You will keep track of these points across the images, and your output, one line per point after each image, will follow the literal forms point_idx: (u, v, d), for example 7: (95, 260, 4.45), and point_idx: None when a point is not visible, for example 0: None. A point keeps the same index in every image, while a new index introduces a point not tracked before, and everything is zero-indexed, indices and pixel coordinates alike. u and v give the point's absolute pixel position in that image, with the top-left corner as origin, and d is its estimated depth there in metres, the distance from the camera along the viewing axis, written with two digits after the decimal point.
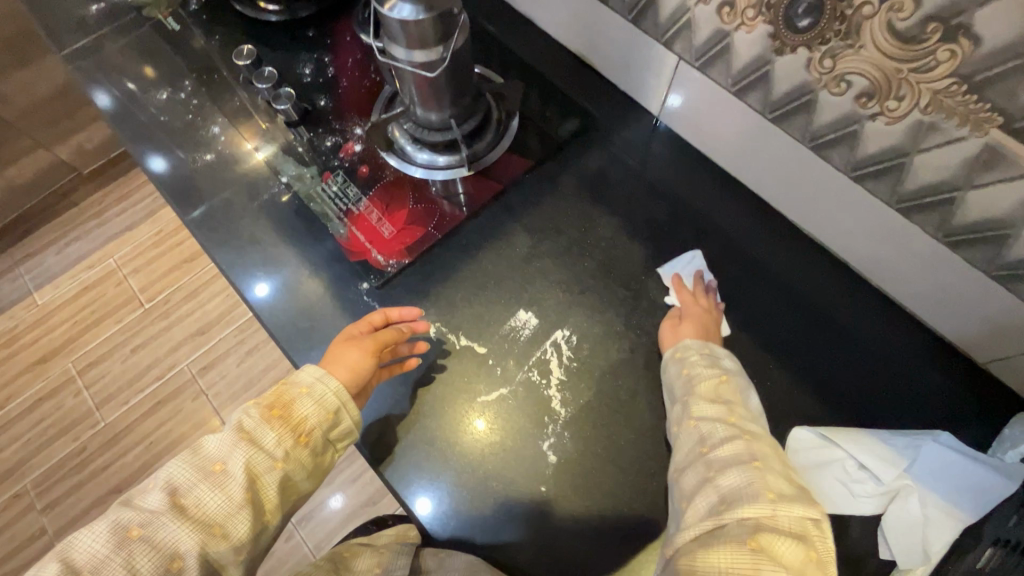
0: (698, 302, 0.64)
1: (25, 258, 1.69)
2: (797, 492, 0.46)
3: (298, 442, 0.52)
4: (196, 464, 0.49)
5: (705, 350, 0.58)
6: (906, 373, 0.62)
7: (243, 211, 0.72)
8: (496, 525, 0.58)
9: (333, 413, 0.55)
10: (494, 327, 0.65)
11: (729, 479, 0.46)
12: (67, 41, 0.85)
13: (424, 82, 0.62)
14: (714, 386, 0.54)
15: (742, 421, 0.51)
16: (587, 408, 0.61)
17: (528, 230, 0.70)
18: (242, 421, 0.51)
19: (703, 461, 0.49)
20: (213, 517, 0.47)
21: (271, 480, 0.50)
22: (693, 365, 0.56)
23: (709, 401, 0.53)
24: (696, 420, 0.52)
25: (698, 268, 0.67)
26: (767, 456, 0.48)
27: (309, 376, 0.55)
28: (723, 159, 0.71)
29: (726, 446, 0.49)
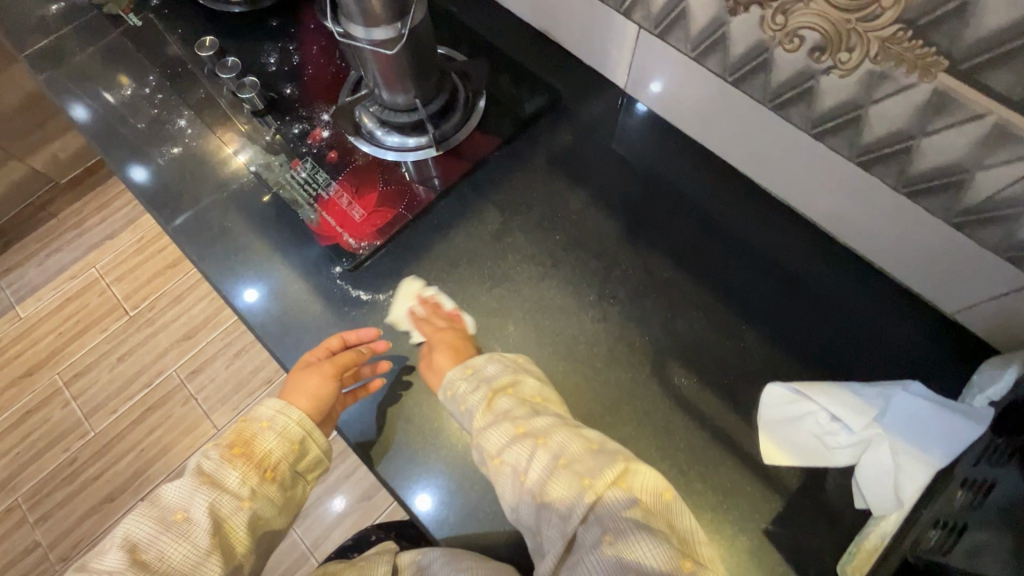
0: (430, 325, 0.63)
1: (6, 272, 1.68)
2: (604, 463, 0.50)
3: (264, 478, 0.56)
4: (159, 518, 0.53)
5: (467, 371, 0.57)
6: (876, 326, 0.63)
7: (213, 203, 0.71)
8: (479, 498, 0.58)
9: (298, 444, 0.59)
10: (468, 304, 0.65)
11: (557, 492, 0.49)
12: (28, 42, 0.84)
13: (386, 61, 0.62)
14: (486, 406, 0.54)
15: (530, 425, 0.53)
16: (564, 379, 0.61)
17: (498, 207, 0.70)
18: (202, 465, 0.56)
19: (528, 490, 0.50)
20: (180, 566, 0.51)
21: (239, 521, 0.54)
22: (466, 396, 0.56)
23: (492, 426, 0.53)
24: (498, 454, 0.52)
25: (417, 291, 0.66)
26: (570, 448, 0.51)
27: (269, 411, 0.59)
28: (690, 128, 0.72)
29: (534, 463, 0.51)
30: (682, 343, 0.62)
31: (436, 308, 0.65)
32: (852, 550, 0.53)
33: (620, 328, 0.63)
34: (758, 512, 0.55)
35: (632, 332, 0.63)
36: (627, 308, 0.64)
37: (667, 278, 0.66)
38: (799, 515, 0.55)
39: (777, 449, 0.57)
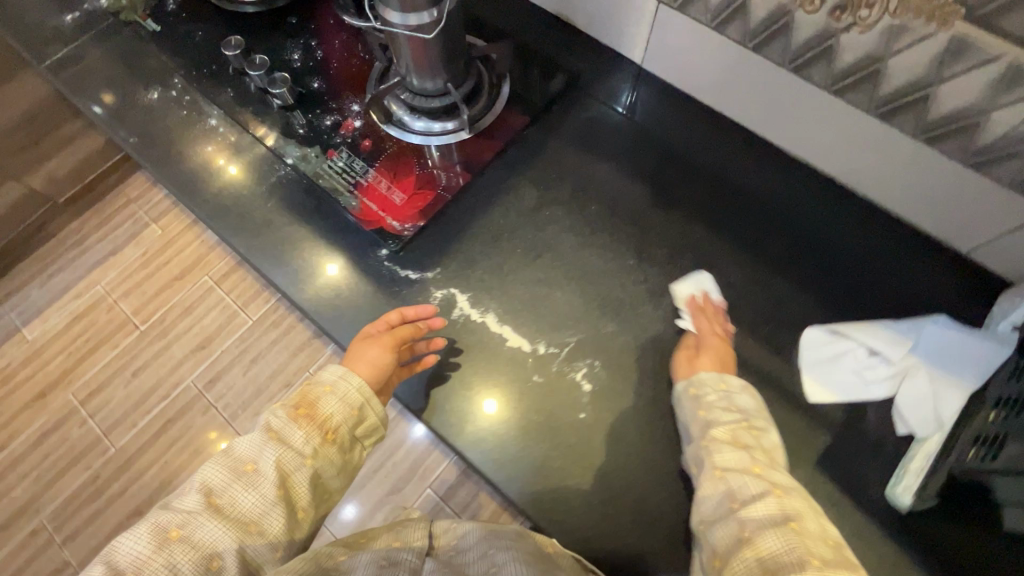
0: (714, 326, 0.62)
1: (9, 295, 1.66)
2: (840, 559, 0.43)
3: (326, 440, 0.55)
4: (230, 466, 0.52)
5: (723, 387, 0.57)
6: (901, 268, 0.66)
7: (253, 195, 0.73)
8: (544, 456, 0.60)
9: (359, 410, 0.58)
10: (515, 275, 0.68)
11: (769, 544, 0.44)
12: (47, 53, 0.85)
13: (418, 45, 0.65)
14: (732, 428, 0.53)
15: (769, 473, 0.50)
16: (613, 339, 0.64)
17: (534, 183, 0.73)
18: (271, 421, 0.54)
19: (735, 519, 0.47)
20: (247, 515, 0.50)
21: (302, 479, 0.53)
22: (711, 408, 0.56)
23: (729, 449, 0.52)
24: (722, 470, 0.50)
25: (712, 286, 0.65)
26: (802, 516, 0.46)
27: (331, 376, 0.58)
28: (706, 95, 0.75)
29: (757, 501, 0.47)
30: (721, 297, 0.66)
31: (719, 311, 0.63)
32: (900, 472, 0.56)
33: (662, 287, 0.66)
34: (808, 447, 0.59)
35: (674, 290, 0.66)
36: (667, 269, 0.67)
37: (700, 238, 0.68)
38: (847, 447, 0.59)
39: (818, 385, 0.61)
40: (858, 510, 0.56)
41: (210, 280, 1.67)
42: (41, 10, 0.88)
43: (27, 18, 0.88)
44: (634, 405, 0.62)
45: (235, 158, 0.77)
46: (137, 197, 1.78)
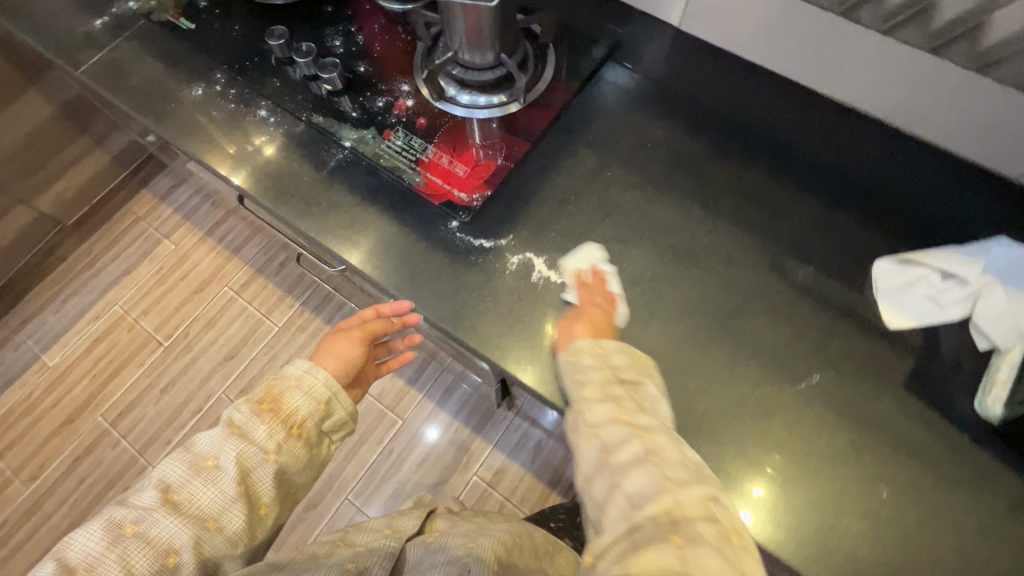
0: (593, 296, 0.64)
1: (25, 323, 1.63)
2: (694, 475, 0.50)
3: (290, 434, 0.58)
4: (190, 462, 0.55)
5: (598, 350, 0.58)
6: (957, 198, 0.69)
7: (314, 181, 0.75)
8: None
9: (326, 404, 0.60)
10: (588, 235, 0.69)
11: (634, 482, 0.49)
12: (82, 58, 0.84)
13: (474, 17, 0.65)
14: (600, 386, 0.56)
15: (634, 416, 0.53)
16: (692, 286, 0.66)
17: (592, 146, 0.75)
18: (233, 417, 0.57)
19: (608, 468, 0.51)
20: (207, 512, 0.53)
21: (264, 473, 0.56)
22: (586, 369, 0.57)
23: (598, 405, 0.54)
24: (593, 426, 0.53)
25: (593, 261, 0.67)
26: (663, 447, 0.51)
27: (297, 370, 0.61)
28: (747, 51, 0.77)
29: (626, 447, 0.51)
30: (787, 239, 0.68)
31: (601, 283, 0.65)
32: (988, 384, 0.58)
33: (730, 235, 0.69)
34: (892, 372, 0.61)
35: (742, 236, 0.68)
36: (731, 217, 0.69)
37: (758, 184, 0.72)
38: (931, 369, 0.61)
39: (895, 313, 0.63)
40: (949, 426, 0.59)
41: (230, 291, 1.65)
42: (70, 17, 0.88)
43: (57, 26, 0.87)
44: (722, 349, 0.63)
45: (236, 171, 0.76)
46: (146, 214, 1.75)
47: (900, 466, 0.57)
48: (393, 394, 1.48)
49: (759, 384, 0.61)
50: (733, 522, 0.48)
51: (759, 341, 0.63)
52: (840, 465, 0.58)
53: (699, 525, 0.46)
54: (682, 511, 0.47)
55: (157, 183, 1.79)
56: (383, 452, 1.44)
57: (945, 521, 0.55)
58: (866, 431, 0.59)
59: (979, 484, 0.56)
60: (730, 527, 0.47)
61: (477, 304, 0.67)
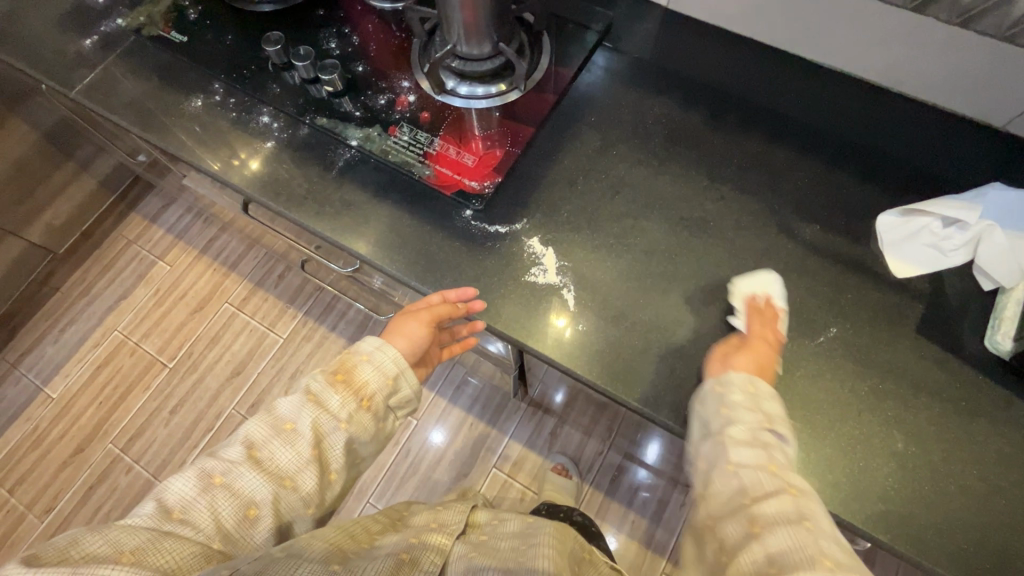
0: (767, 330, 0.60)
1: (24, 356, 1.61)
2: (852, 562, 0.44)
3: (360, 406, 0.58)
4: (271, 423, 0.57)
5: (752, 389, 0.55)
6: (946, 152, 0.72)
7: (325, 182, 0.75)
8: (667, 369, 0.63)
9: (393, 380, 0.61)
10: (600, 213, 0.70)
11: (777, 539, 0.44)
12: (75, 80, 0.84)
13: (471, 8, 0.67)
14: (752, 429, 0.52)
15: (786, 472, 0.49)
16: (706, 254, 0.68)
17: (594, 127, 0.76)
18: (311, 384, 0.58)
19: (746, 513, 0.47)
20: (284, 472, 0.55)
21: (335, 441, 0.57)
22: (734, 404, 0.54)
23: (747, 447, 0.51)
24: (735, 466, 0.50)
25: (778, 296, 0.62)
26: (816, 515, 0.46)
27: (369, 346, 0.61)
28: (736, 24, 0.79)
29: (771, 498, 0.47)
30: (794, 200, 0.70)
31: (777, 318, 0.61)
32: (996, 322, 0.61)
33: (736, 202, 0.70)
34: (905, 318, 0.64)
35: (748, 202, 0.70)
36: (737, 184, 0.72)
37: (758, 150, 0.74)
38: (942, 311, 0.64)
39: (902, 262, 0.66)
40: (963, 364, 0.61)
41: (231, 307, 1.64)
42: (56, 40, 0.87)
43: (44, 49, 0.86)
44: (741, 311, 0.65)
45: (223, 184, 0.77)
46: (137, 236, 1.75)
47: (922, 407, 0.60)
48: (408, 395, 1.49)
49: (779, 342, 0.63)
50: None
51: (776, 300, 0.65)
52: (865, 411, 0.60)
53: None
54: None
55: (147, 204, 1.78)
56: (403, 451, 1.44)
57: (971, 454, 0.58)
58: (887, 376, 0.61)
59: (996, 416, 0.59)
60: None
61: (500, 288, 0.68)
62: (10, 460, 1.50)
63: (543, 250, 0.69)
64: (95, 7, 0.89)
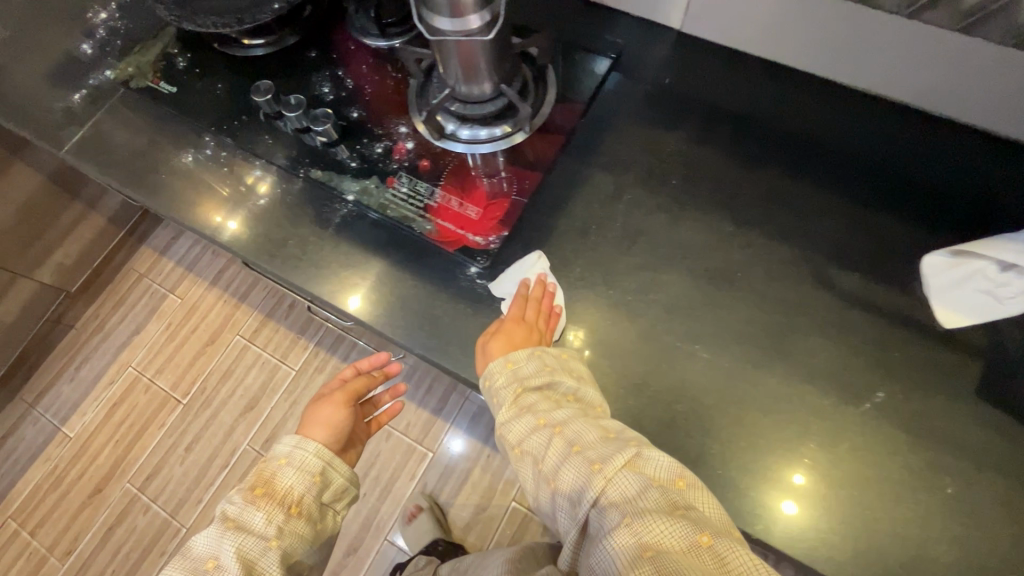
0: (527, 309, 0.62)
1: (41, 395, 1.62)
2: (614, 444, 0.50)
3: (290, 514, 0.60)
4: (190, 568, 0.56)
5: (509, 367, 0.56)
6: (1000, 181, 0.65)
7: (321, 241, 0.71)
8: (696, 442, 0.57)
9: (320, 475, 0.64)
10: (616, 266, 0.65)
11: (567, 479, 0.49)
12: (63, 137, 0.81)
13: (469, 52, 0.63)
14: (514, 401, 0.55)
15: (550, 416, 0.53)
16: (734, 311, 0.62)
17: (606, 167, 0.70)
18: (227, 511, 0.59)
19: (545, 479, 0.51)
20: None
21: (269, 560, 0.56)
22: (500, 389, 0.57)
23: (515, 421, 0.54)
24: (520, 446, 0.53)
25: (539, 271, 0.64)
26: (583, 432, 0.51)
27: (285, 447, 0.64)
28: (757, 47, 0.74)
29: (551, 451, 0.51)
30: (830, 245, 0.64)
31: (545, 296, 0.63)
32: None
33: (764, 250, 0.64)
34: (960, 379, 0.57)
35: (779, 249, 0.64)
36: (765, 229, 0.65)
37: (789, 188, 0.67)
38: (1001, 368, 0.57)
39: (952, 311, 0.59)
40: None
41: (242, 339, 1.63)
42: (45, 94, 0.84)
43: (32, 106, 0.84)
44: (777, 375, 0.59)
45: (234, 216, 0.74)
46: (148, 270, 1.75)
47: (983, 482, 0.53)
48: (419, 427, 1.46)
49: (819, 410, 0.57)
50: (664, 469, 0.48)
51: (814, 361, 0.59)
52: (919, 489, 0.54)
53: (654, 515, 0.44)
54: (614, 486, 0.47)
55: (156, 236, 1.78)
56: (417, 486, 1.41)
57: None
58: (942, 447, 0.55)
59: None
60: (662, 478, 0.47)
61: None
62: (31, 502, 1.50)
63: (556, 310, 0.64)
64: (83, 58, 0.86)
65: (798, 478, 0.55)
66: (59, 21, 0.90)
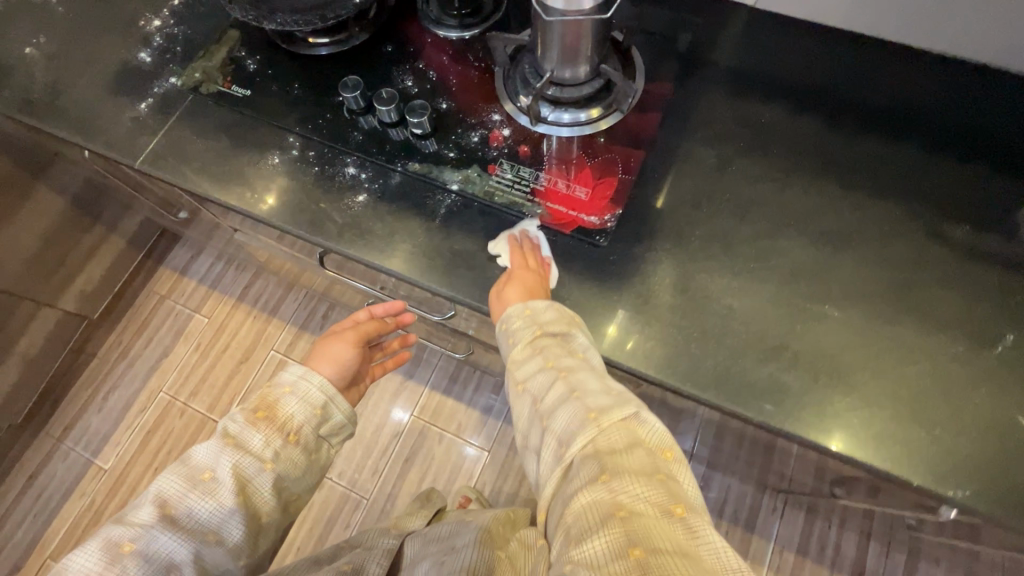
0: (529, 258, 0.65)
1: (68, 430, 1.55)
2: (613, 400, 0.53)
3: (287, 442, 0.62)
4: (188, 475, 0.59)
5: (528, 313, 0.59)
6: None
7: (428, 233, 0.70)
8: (842, 398, 0.58)
9: (321, 408, 0.65)
10: (734, 236, 0.66)
11: (559, 421, 0.52)
12: (137, 148, 0.79)
13: (576, 34, 0.63)
14: (530, 343, 0.58)
15: (559, 360, 0.56)
16: (857, 271, 0.63)
17: (706, 142, 0.71)
18: (228, 428, 0.62)
19: (540, 417, 0.54)
20: (207, 525, 0.58)
21: (261, 481, 0.60)
22: (516, 332, 0.60)
23: (527, 361, 0.57)
24: (524, 383, 0.57)
25: (524, 227, 0.67)
26: (585, 383, 0.54)
27: (291, 376, 0.66)
28: (836, 17, 0.76)
29: (550, 393, 0.54)
30: (935, 199, 0.66)
31: (534, 248, 0.66)
32: None
33: (875, 212, 0.66)
34: None
35: (889, 210, 0.66)
36: (868, 191, 0.67)
37: (887, 151, 0.69)
38: None
39: None
40: None
41: (277, 354, 1.59)
42: (110, 106, 0.82)
43: (97, 119, 0.81)
44: (908, 327, 0.60)
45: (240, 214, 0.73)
46: (169, 291, 1.68)
47: None
48: (472, 427, 1.46)
49: (955, 357, 0.59)
50: (656, 439, 0.50)
51: (941, 311, 0.61)
52: None
53: (632, 479, 0.46)
54: (603, 441, 0.50)
55: (175, 256, 1.71)
56: (476, 485, 1.40)
57: None
58: None
59: None
60: (650, 444, 0.50)
61: (640, 327, 0.63)
62: (69, 541, 1.44)
63: (682, 283, 0.64)
64: (144, 67, 0.84)
65: (933, 424, 0.57)
66: (112, 30, 0.87)
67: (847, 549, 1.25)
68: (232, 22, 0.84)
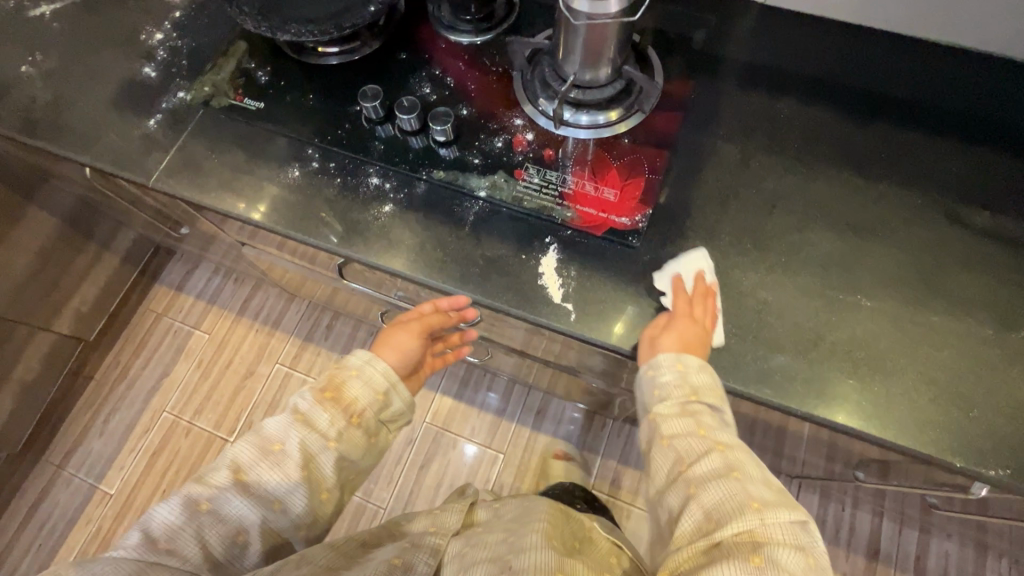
0: (695, 307, 0.62)
1: (69, 455, 1.51)
2: (773, 495, 0.54)
3: (350, 423, 0.63)
4: (259, 445, 0.61)
5: (678, 367, 0.58)
6: None
7: (459, 242, 0.70)
8: (882, 385, 0.60)
9: (384, 394, 0.65)
10: (763, 230, 0.67)
11: (711, 495, 0.54)
12: (150, 165, 0.77)
13: (600, 39, 0.63)
14: (681, 403, 0.59)
15: (716, 434, 0.57)
16: (885, 260, 0.65)
17: (728, 139, 0.72)
18: (299, 404, 0.62)
19: (685, 479, 0.56)
20: (273, 494, 0.60)
21: (325, 459, 0.61)
22: (666, 386, 0.60)
23: (678, 419, 0.58)
24: (670, 439, 0.58)
25: (700, 270, 0.64)
26: (743, 465, 0.56)
27: (358, 360, 0.65)
28: (842, 11, 0.77)
29: (705, 460, 0.56)
30: (954, 185, 0.68)
31: (708, 294, 0.63)
32: None
33: (900, 201, 0.68)
34: None
35: (912, 199, 0.67)
36: (892, 181, 0.69)
37: (905, 140, 0.71)
38: None
39: None
40: None
41: (283, 366, 1.57)
42: (116, 123, 0.79)
43: (102, 136, 0.79)
44: (938, 313, 0.62)
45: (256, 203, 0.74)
46: (166, 308, 1.65)
47: None
48: (487, 430, 1.45)
49: (984, 339, 0.61)
50: (814, 547, 0.52)
51: (968, 296, 0.63)
52: None
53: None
54: (761, 533, 0.52)
55: (170, 272, 1.68)
56: (494, 488, 1.40)
57: None
58: None
59: None
60: (811, 553, 0.52)
61: None
62: None
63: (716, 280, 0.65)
64: (148, 82, 0.81)
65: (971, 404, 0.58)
66: (112, 44, 0.84)
67: (862, 529, 1.28)
68: (238, 33, 0.82)
